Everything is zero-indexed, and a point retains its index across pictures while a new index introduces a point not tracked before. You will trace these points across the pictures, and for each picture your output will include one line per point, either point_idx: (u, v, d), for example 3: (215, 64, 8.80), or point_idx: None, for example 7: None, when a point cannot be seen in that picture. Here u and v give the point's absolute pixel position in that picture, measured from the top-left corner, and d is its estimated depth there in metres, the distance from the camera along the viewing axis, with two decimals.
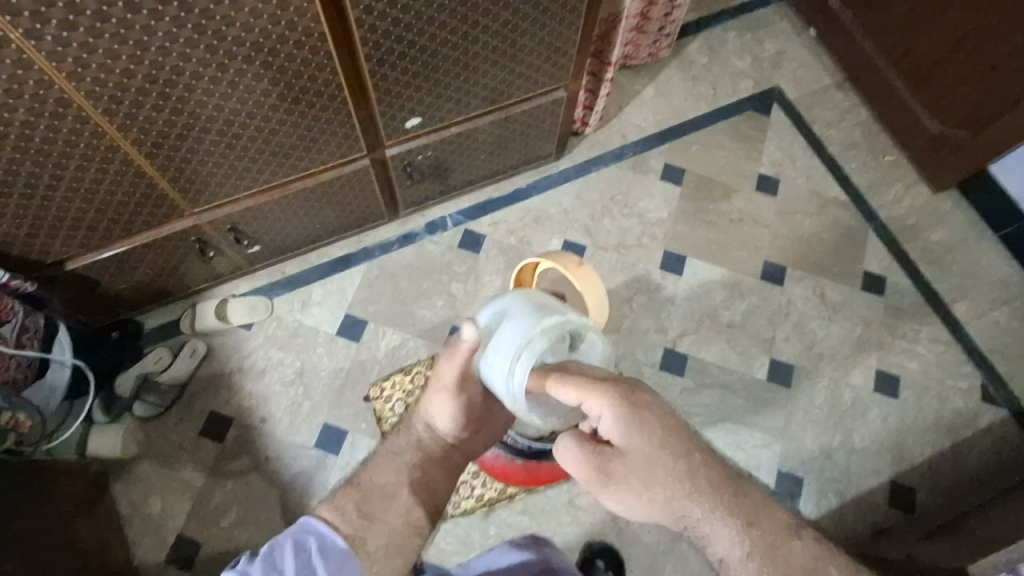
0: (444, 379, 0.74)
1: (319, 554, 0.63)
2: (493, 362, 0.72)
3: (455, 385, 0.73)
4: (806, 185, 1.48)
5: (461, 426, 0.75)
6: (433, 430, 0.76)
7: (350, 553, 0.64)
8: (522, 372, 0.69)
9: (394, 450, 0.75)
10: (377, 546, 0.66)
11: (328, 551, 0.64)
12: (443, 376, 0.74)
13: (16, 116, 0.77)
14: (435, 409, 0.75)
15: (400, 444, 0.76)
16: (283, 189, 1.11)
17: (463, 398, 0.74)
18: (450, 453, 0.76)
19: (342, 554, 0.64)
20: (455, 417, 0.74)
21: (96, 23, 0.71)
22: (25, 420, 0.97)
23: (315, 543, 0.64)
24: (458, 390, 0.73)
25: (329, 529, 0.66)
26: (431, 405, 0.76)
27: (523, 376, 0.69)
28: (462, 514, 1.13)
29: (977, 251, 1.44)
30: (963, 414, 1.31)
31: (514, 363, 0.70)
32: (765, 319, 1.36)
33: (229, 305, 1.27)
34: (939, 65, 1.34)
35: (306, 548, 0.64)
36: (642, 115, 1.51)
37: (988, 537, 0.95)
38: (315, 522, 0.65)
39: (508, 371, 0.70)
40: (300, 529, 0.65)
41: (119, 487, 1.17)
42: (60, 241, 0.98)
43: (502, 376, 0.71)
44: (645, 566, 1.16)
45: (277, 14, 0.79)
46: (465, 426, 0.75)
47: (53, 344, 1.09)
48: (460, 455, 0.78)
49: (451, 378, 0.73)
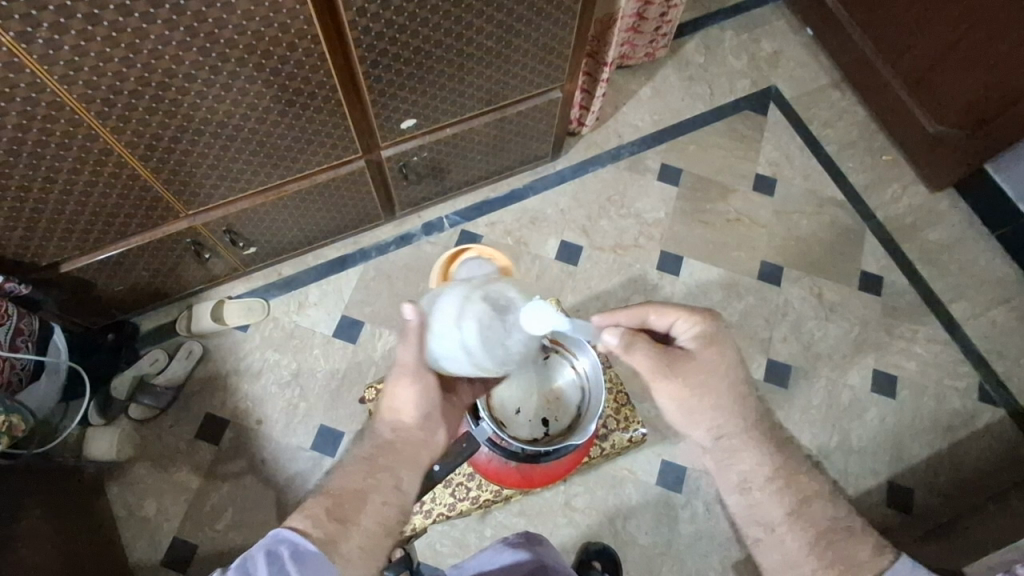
0: (404, 364, 0.75)
1: (292, 561, 0.60)
2: (442, 328, 0.73)
3: (416, 368, 0.75)
4: (803, 184, 1.48)
5: (424, 414, 0.77)
6: (397, 424, 0.76)
7: (325, 559, 0.61)
8: (470, 324, 0.71)
9: (361, 454, 0.74)
10: (353, 549, 0.65)
11: (303, 556, 0.61)
12: (405, 360, 0.75)
13: (7, 119, 0.77)
14: (399, 397, 0.76)
15: (367, 448, 0.74)
16: (277, 191, 1.11)
17: (423, 382, 0.76)
18: (417, 450, 0.76)
19: (315, 556, 0.61)
20: (418, 404, 0.76)
21: (88, 26, 0.71)
22: (19, 423, 0.95)
23: (288, 550, 0.61)
24: (419, 376, 0.76)
25: (300, 535, 0.63)
26: (392, 393, 0.76)
27: (472, 334, 0.70)
28: (458, 516, 1.10)
29: (975, 251, 1.43)
30: (961, 414, 1.30)
31: (459, 319, 0.71)
32: (763, 318, 1.36)
33: (225, 307, 1.27)
34: (936, 65, 1.34)
35: (279, 556, 0.60)
36: (640, 115, 1.51)
37: (983, 539, 0.95)
38: (286, 530, 0.62)
39: (457, 327, 0.71)
40: (270, 541, 0.62)
41: (114, 489, 1.17)
42: (54, 244, 0.98)
43: (455, 335, 0.72)
44: (642, 566, 1.16)
45: (271, 16, 0.79)
46: (428, 418, 0.78)
47: (48, 347, 1.08)
48: (426, 454, 0.77)
49: (412, 366, 0.75)
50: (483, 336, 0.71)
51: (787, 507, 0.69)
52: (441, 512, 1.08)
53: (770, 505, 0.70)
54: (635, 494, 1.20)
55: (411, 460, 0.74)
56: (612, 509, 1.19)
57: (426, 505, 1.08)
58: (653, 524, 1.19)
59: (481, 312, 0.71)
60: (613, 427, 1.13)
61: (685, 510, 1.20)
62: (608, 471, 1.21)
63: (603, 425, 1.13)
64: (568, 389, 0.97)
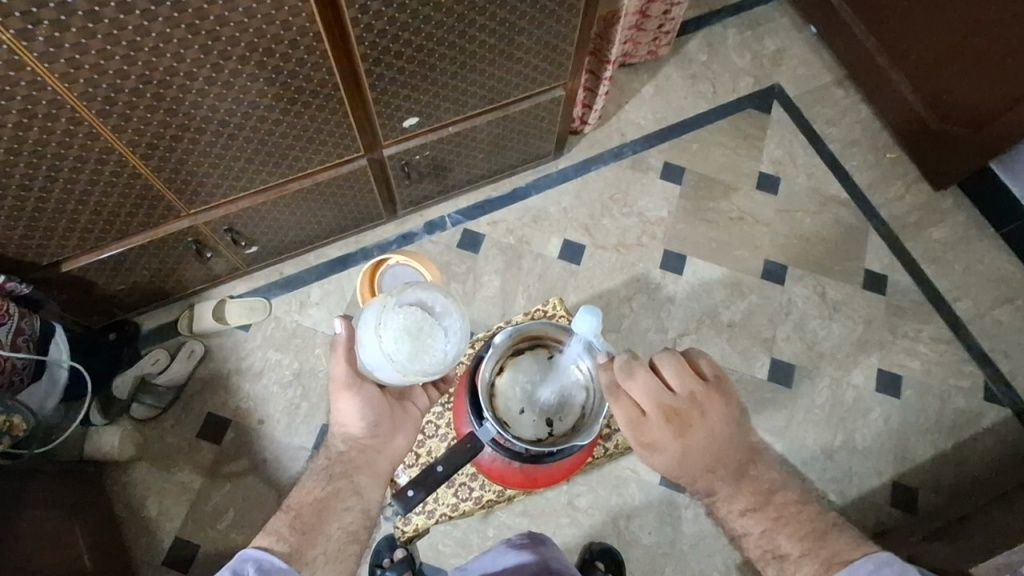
0: (338, 378, 0.77)
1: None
2: (365, 339, 0.71)
3: (351, 380, 0.77)
4: (806, 183, 1.47)
5: (371, 423, 0.78)
6: (349, 435, 0.78)
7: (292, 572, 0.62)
8: (387, 333, 0.69)
9: (317, 467, 0.76)
10: (317, 554, 0.66)
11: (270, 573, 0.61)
12: (337, 375, 0.77)
13: (8, 118, 0.77)
14: (341, 411, 0.77)
15: (324, 460, 0.77)
16: (278, 190, 1.10)
17: (363, 393, 0.77)
18: (372, 457, 0.77)
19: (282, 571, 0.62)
20: (363, 413, 0.77)
21: (89, 24, 0.70)
22: (20, 423, 0.95)
23: (253, 567, 0.61)
24: (357, 386, 0.77)
25: (268, 553, 0.64)
26: (335, 409, 0.78)
27: (388, 337, 0.69)
28: (461, 516, 1.08)
29: (980, 249, 1.43)
30: (966, 414, 1.30)
31: (377, 328, 0.70)
32: (767, 317, 1.35)
33: (226, 306, 1.27)
34: (940, 63, 1.33)
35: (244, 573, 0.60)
36: (642, 113, 1.50)
37: (988, 541, 0.94)
38: (253, 549, 0.62)
39: (376, 336, 0.70)
40: (238, 561, 0.62)
41: (116, 489, 1.17)
42: (54, 243, 0.98)
43: (374, 343, 0.70)
44: (645, 567, 1.16)
45: (272, 13, 0.78)
46: (379, 426, 0.78)
47: (49, 347, 1.08)
48: (384, 461, 0.78)
49: (346, 379, 0.77)
50: (402, 343, 0.69)
51: (759, 523, 0.69)
52: (444, 512, 1.06)
53: (743, 524, 0.69)
54: (638, 493, 1.20)
55: (368, 467, 0.76)
56: (615, 509, 1.19)
57: (429, 505, 1.07)
58: (657, 523, 1.19)
59: (398, 316, 0.71)
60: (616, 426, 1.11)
61: (688, 510, 1.19)
62: (611, 471, 1.21)
63: (606, 425, 1.11)
64: (573, 388, 0.94)
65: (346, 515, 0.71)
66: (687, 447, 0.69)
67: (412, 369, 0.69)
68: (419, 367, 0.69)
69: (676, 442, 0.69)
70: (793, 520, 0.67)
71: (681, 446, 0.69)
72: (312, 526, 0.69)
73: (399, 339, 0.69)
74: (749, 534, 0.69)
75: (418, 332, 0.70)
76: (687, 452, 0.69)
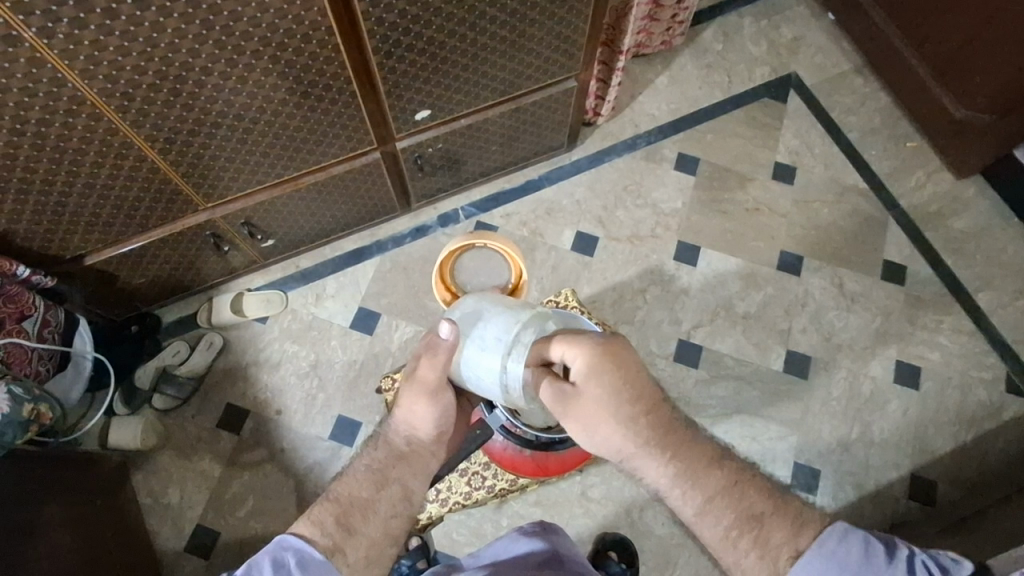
0: (424, 380, 0.71)
1: (299, 570, 0.59)
2: (484, 359, 0.72)
3: (437, 387, 0.71)
4: (824, 172, 1.46)
5: (441, 430, 0.72)
6: (413, 436, 0.71)
7: (330, 568, 0.60)
8: (518, 364, 0.70)
9: (374, 464, 0.69)
10: (359, 558, 0.63)
11: (309, 566, 0.59)
12: (425, 378, 0.71)
13: (31, 114, 0.79)
14: (414, 413, 0.71)
15: (376, 454, 0.70)
16: (294, 183, 1.12)
17: (441, 402, 0.71)
18: (428, 462, 0.71)
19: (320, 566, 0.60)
20: (436, 420, 0.71)
21: (106, 20, 0.72)
22: (46, 411, 0.96)
23: (294, 558, 0.59)
24: (438, 395, 0.71)
25: (307, 543, 0.61)
26: (406, 407, 0.71)
27: (518, 368, 0.70)
28: (474, 505, 1.08)
29: (1003, 239, 1.40)
30: (987, 407, 1.28)
31: (506, 358, 0.70)
32: (783, 308, 1.34)
33: (245, 299, 1.29)
34: (958, 49, 1.30)
35: (285, 563, 0.59)
36: (656, 104, 1.50)
37: (1007, 534, 0.93)
38: (292, 538, 0.60)
39: (504, 363, 0.71)
40: (276, 546, 0.60)
41: (139, 476, 1.20)
42: (78, 237, 1.00)
43: (498, 369, 0.71)
44: (658, 557, 1.16)
45: (285, 8, 0.79)
46: (444, 433, 0.73)
47: (74, 338, 1.11)
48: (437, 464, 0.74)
49: (435, 386, 0.71)
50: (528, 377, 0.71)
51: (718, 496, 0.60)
52: (457, 500, 1.06)
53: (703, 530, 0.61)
54: None
55: (426, 472, 0.71)
56: (628, 500, 1.19)
57: (442, 493, 1.07)
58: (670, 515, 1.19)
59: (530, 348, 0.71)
60: None
61: None
62: None
63: None
64: None
65: None
66: (636, 380, 0.64)
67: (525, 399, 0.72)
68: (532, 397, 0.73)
69: (626, 374, 0.64)
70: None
71: (630, 377, 0.64)
72: None
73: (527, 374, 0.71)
74: (711, 509, 0.60)
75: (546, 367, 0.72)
76: (640, 385, 0.64)
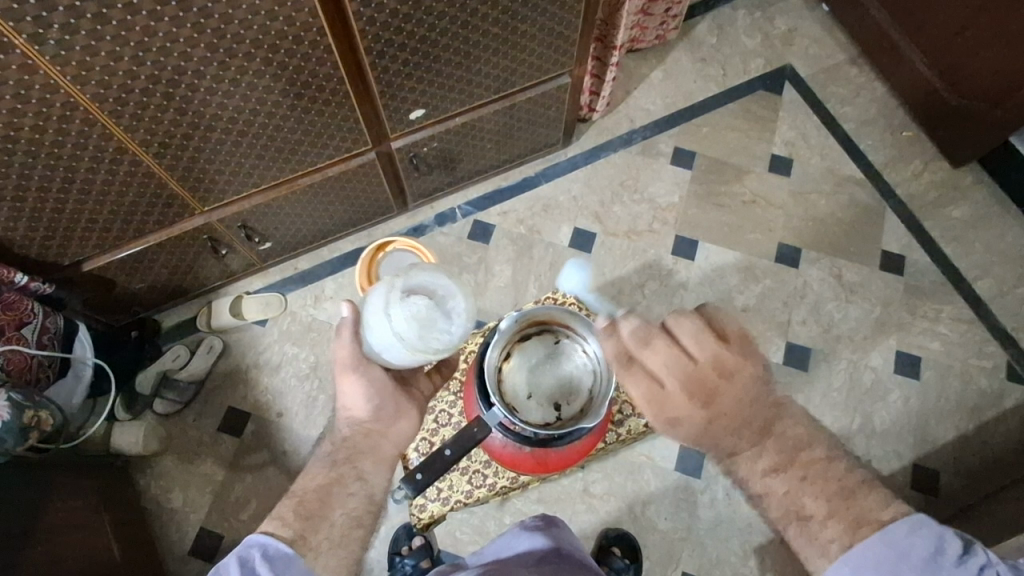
0: (342, 360, 0.75)
1: (265, 563, 0.60)
2: (372, 320, 0.69)
3: (356, 363, 0.74)
4: (820, 164, 1.45)
5: (375, 407, 0.75)
6: (353, 419, 0.75)
7: (295, 555, 0.62)
8: (397, 312, 0.66)
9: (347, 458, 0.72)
10: (322, 540, 0.65)
11: (273, 557, 0.61)
12: (339, 357, 0.75)
13: (25, 120, 0.79)
14: (346, 393, 0.75)
15: (327, 447, 0.75)
16: (289, 186, 1.12)
17: (368, 375, 0.75)
18: (376, 442, 0.75)
19: (286, 557, 0.62)
20: (367, 398, 0.75)
21: (97, 25, 0.72)
22: (47, 417, 0.95)
23: (259, 553, 0.61)
24: (360, 369, 0.75)
25: (272, 540, 0.63)
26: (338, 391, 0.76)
27: (398, 315, 0.66)
28: (476, 503, 1.08)
29: (1002, 227, 1.40)
30: (988, 395, 1.28)
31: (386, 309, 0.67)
32: (782, 301, 1.34)
33: (244, 301, 1.29)
34: (952, 37, 1.29)
35: (250, 559, 0.60)
36: (651, 99, 1.49)
37: (1009, 522, 0.93)
38: (258, 536, 0.62)
39: (386, 317, 0.67)
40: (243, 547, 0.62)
41: (142, 482, 1.20)
42: (75, 244, 1.01)
43: (384, 325, 0.67)
44: (662, 552, 1.16)
45: (276, 10, 0.79)
46: (384, 411, 0.76)
47: (74, 345, 1.11)
48: (390, 446, 0.76)
49: (343, 362, 0.74)
50: (412, 322, 0.66)
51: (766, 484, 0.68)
52: (459, 499, 1.06)
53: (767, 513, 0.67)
54: (654, 479, 1.20)
55: (372, 452, 0.74)
56: (631, 496, 1.19)
57: (444, 491, 1.07)
58: (672, 509, 1.19)
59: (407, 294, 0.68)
60: (629, 413, 1.08)
61: (705, 496, 1.20)
62: (625, 457, 1.21)
63: (618, 410, 1.09)
64: (579, 372, 0.95)
65: (349, 501, 0.70)
66: (708, 413, 0.70)
67: (420, 347, 0.66)
68: (428, 347, 0.67)
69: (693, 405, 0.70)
70: (808, 476, 0.65)
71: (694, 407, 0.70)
72: (325, 513, 0.68)
73: (410, 319, 0.66)
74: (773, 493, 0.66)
75: (432, 310, 0.67)
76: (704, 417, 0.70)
